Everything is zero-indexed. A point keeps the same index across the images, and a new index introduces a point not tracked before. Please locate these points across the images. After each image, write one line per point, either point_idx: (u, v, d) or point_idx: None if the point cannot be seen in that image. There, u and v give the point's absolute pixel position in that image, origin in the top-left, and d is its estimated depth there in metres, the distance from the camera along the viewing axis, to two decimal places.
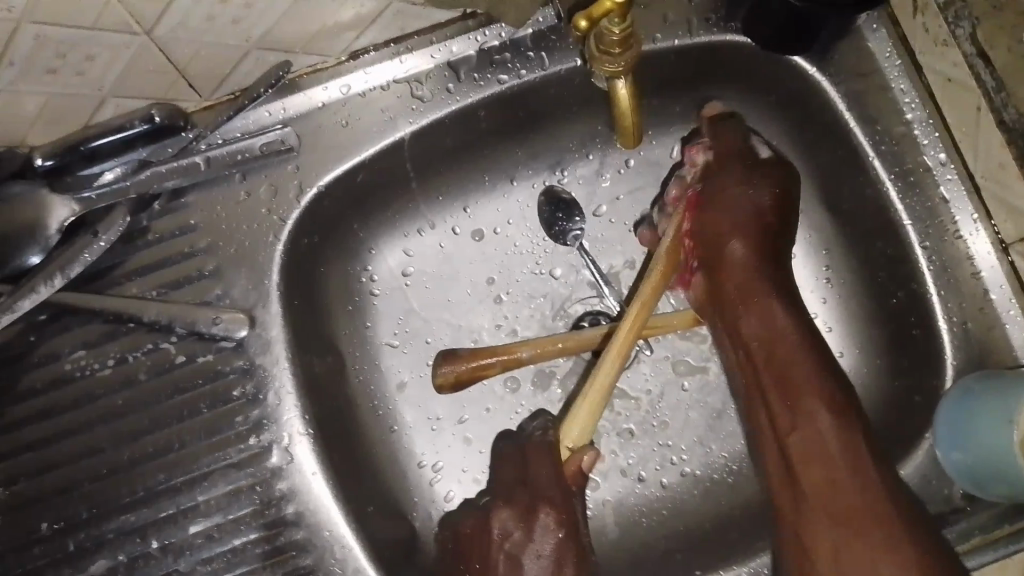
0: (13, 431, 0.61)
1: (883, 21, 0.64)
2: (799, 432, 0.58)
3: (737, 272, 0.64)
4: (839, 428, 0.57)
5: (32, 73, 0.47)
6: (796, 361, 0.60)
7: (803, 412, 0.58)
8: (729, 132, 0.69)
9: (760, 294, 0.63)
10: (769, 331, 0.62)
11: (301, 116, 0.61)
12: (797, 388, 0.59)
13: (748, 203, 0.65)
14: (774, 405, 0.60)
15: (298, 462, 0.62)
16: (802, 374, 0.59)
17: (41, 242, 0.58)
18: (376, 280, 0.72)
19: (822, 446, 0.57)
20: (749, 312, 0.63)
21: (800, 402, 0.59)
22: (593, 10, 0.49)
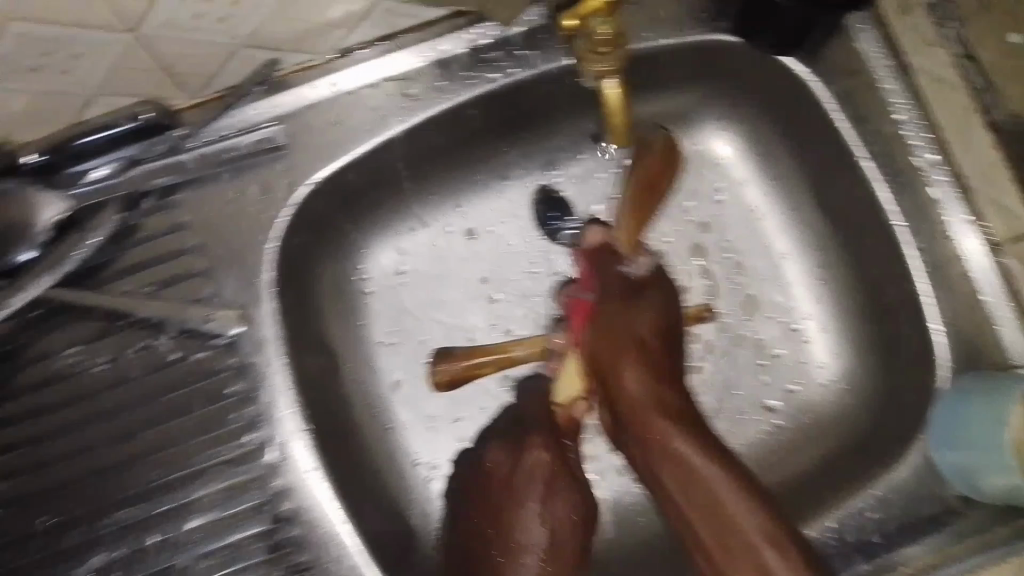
0: (10, 427, 0.61)
1: (873, 20, 0.64)
2: (715, 539, 0.56)
3: (635, 405, 0.60)
4: (752, 518, 0.55)
5: (18, 72, 0.48)
6: (708, 478, 0.57)
7: (714, 515, 0.56)
8: (605, 257, 0.67)
9: (656, 414, 0.60)
10: (669, 431, 0.59)
11: (291, 114, 0.61)
12: (708, 504, 0.56)
13: (645, 323, 0.62)
14: (689, 516, 0.57)
15: (293, 459, 0.63)
16: (673, 473, 0.58)
17: (32, 239, 0.57)
18: (369, 279, 0.72)
19: (744, 543, 0.55)
20: (654, 438, 0.59)
21: (717, 512, 0.56)
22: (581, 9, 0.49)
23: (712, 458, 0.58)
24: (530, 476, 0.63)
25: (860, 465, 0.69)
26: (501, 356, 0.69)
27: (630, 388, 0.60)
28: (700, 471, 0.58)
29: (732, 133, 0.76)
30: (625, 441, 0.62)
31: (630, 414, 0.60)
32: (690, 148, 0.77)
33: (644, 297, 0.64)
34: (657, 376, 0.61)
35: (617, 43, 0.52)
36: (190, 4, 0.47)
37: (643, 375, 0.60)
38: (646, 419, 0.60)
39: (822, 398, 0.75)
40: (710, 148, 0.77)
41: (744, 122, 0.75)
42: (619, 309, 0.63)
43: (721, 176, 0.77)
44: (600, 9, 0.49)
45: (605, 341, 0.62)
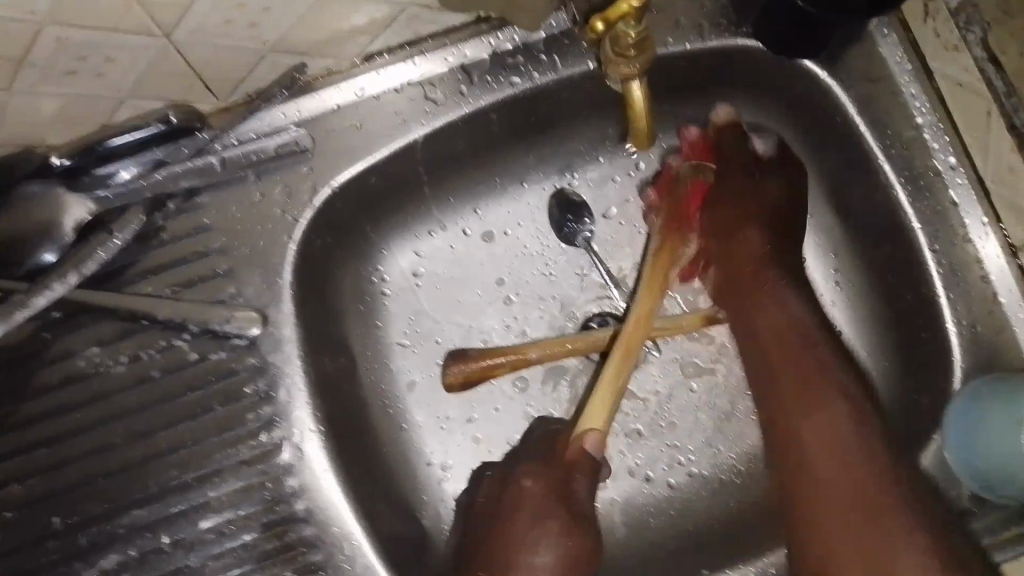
0: (32, 425, 0.61)
1: (894, 26, 0.64)
2: (813, 431, 0.62)
3: (760, 267, 0.69)
4: (858, 433, 0.61)
5: (51, 75, 0.48)
6: (828, 378, 0.63)
7: (803, 415, 0.63)
8: (730, 138, 0.71)
9: (777, 284, 0.68)
10: (777, 292, 0.68)
11: (314, 118, 0.62)
12: (815, 401, 0.63)
13: (756, 198, 0.70)
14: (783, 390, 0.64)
15: (308, 459, 0.63)
16: (815, 365, 0.64)
17: (57, 240, 0.58)
18: (387, 281, 0.73)
19: (847, 446, 0.60)
20: (754, 305, 0.68)
21: (816, 404, 0.62)
22: (610, 12, 0.50)
23: (834, 365, 0.64)
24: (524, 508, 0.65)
25: None
26: (516, 358, 0.70)
27: (751, 254, 0.70)
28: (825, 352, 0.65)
29: None
30: (761, 318, 0.68)
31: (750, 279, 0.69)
32: None
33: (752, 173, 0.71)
34: (763, 253, 0.70)
35: (645, 47, 0.52)
36: (220, 12, 0.48)
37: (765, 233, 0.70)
38: (747, 286, 0.69)
39: None
40: None
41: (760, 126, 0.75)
42: (744, 183, 0.71)
43: None
44: (629, 13, 0.50)
45: (725, 219, 0.71)
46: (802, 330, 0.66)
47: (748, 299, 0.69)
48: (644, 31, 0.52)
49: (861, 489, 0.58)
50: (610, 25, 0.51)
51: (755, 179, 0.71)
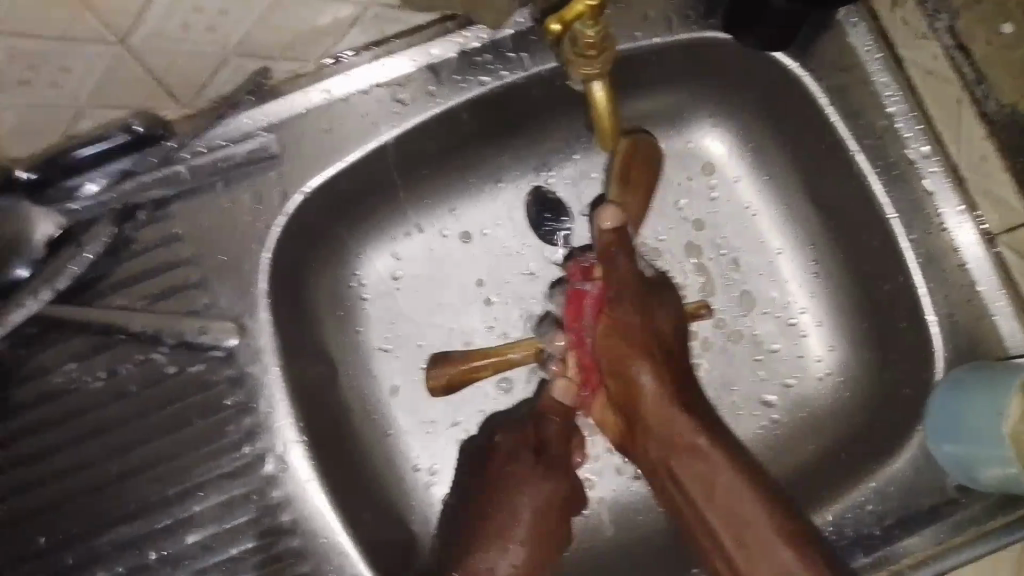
0: (11, 445, 0.61)
1: (862, 13, 0.64)
2: (752, 565, 0.57)
3: (643, 376, 0.60)
4: (730, 482, 0.59)
5: (7, 87, 0.48)
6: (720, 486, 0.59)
7: (750, 559, 0.57)
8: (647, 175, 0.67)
9: (631, 347, 0.60)
10: (632, 353, 0.60)
11: (282, 123, 0.61)
12: (747, 548, 0.57)
13: (637, 317, 0.61)
14: (725, 541, 0.58)
15: (291, 469, 0.61)
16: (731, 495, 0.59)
17: (28, 256, 0.58)
18: (365, 285, 0.72)
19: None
20: (661, 427, 0.60)
21: (741, 538, 0.58)
22: (566, 13, 0.49)
23: (672, 389, 0.61)
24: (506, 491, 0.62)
25: (864, 457, 0.69)
26: (500, 360, 0.69)
27: (643, 396, 0.60)
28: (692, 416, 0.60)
29: (722, 130, 0.76)
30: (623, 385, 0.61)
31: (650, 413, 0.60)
32: (681, 144, 0.77)
33: (634, 259, 0.63)
34: (681, 359, 0.63)
35: (605, 46, 0.51)
36: (177, 16, 0.47)
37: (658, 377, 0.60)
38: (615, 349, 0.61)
39: (819, 392, 0.75)
40: (701, 146, 0.76)
41: (733, 117, 0.75)
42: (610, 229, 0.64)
43: (713, 174, 0.77)
44: (585, 12, 0.49)
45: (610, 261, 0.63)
46: (638, 379, 0.60)
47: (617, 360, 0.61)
48: (603, 30, 0.51)
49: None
50: (566, 24, 0.49)
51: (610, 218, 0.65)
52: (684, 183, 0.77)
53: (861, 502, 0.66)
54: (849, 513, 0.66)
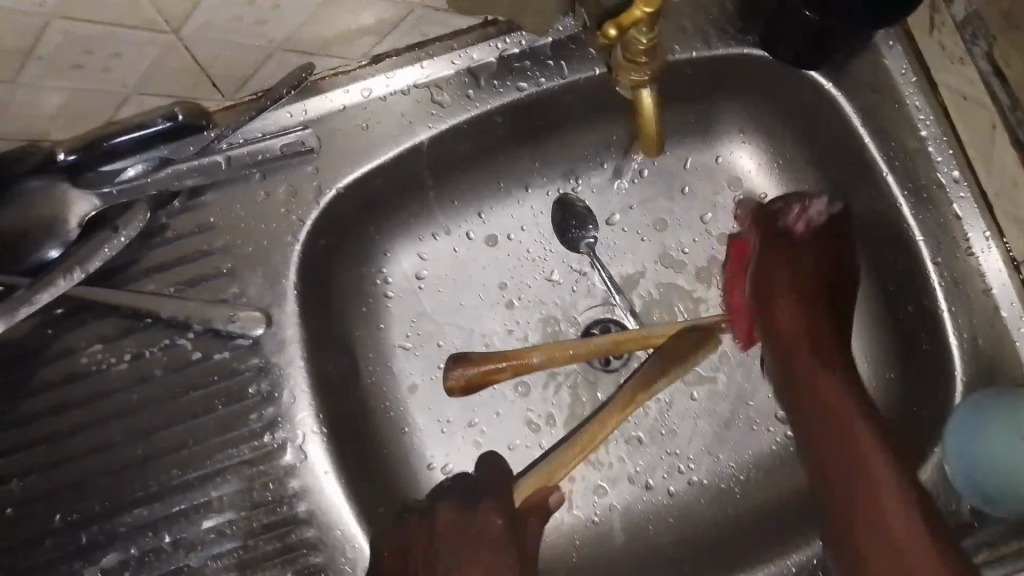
0: (31, 422, 0.61)
1: (899, 37, 0.65)
2: (851, 480, 0.61)
3: (826, 379, 0.66)
4: (890, 470, 0.60)
5: (58, 69, 0.49)
6: (873, 462, 0.61)
7: (853, 470, 0.61)
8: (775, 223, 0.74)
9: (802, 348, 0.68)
10: (809, 351, 0.68)
11: (319, 118, 0.62)
12: (864, 454, 0.61)
13: (818, 266, 0.71)
14: (831, 462, 0.63)
15: (309, 460, 0.62)
16: (835, 428, 0.64)
17: (60, 236, 0.59)
18: (390, 283, 0.73)
19: (867, 449, 0.62)
20: (828, 397, 0.65)
21: (863, 455, 0.61)
22: (623, 18, 0.48)
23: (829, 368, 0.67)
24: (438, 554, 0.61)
25: None
26: (519, 363, 0.69)
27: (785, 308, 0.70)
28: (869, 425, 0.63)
29: (753, 145, 0.76)
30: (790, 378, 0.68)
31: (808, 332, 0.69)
32: (712, 160, 0.77)
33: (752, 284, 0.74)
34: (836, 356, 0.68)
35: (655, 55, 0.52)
36: (229, 9, 0.48)
37: (818, 270, 0.71)
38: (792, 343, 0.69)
39: None
40: (731, 160, 0.77)
41: (765, 133, 0.75)
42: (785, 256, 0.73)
43: (741, 189, 0.77)
44: (642, 19, 0.48)
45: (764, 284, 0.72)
46: (830, 392, 0.65)
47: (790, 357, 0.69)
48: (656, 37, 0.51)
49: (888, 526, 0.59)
50: (622, 30, 0.49)
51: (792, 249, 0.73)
52: (711, 198, 0.77)
53: None
54: None
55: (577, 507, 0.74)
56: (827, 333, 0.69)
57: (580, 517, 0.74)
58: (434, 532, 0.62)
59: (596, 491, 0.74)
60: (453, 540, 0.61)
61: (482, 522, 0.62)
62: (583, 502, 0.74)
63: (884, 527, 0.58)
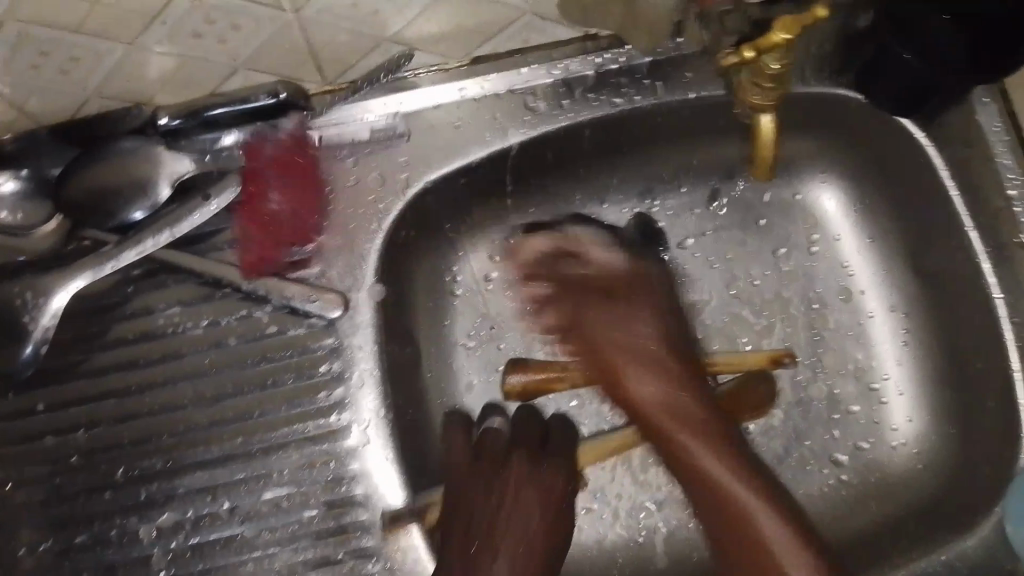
0: (103, 376, 0.63)
1: (995, 94, 0.64)
2: (730, 539, 0.59)
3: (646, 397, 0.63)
4: (769, 519, 0.58)
5: (178, 35, 0.51)
6: (751, 526, 0.58)
7: (739, 527, 0.59)
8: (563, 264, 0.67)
9: (657, 386, 0.63)
10: (672, 422, 0.62)
11: (415, 112, 0.64)
12: (742, 527, 0.59)
13: (625, 317, 0.64)
14: (721, 514, 0.60)
15: (372, 444, 0.61)
16: (696, 481, 0.62)
17: (149, 199, 0.60)
18: (459, 281, 0.73)
19: (713, 491, 0.60)
20: (693, 459, 0.62)
21: (735, 527, 0.59)
22: (761, 41, 0.50)
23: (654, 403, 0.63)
24: (511, 501, 0.60)
25: (936, 526, 0.66)
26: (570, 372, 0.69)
27: (649, 405, 0.63)
28: (738, 459, 0.61)
29: (836, 187, 0.76)
30: (669, 444, 0.63)
31: (675, 418, 0.62)
32: (790, 196, 0.77)
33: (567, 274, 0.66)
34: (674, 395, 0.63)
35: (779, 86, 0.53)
36: None
37: (661, 390, 0.63)
38: (657, 419, 0.63)
39: (898, 461, 0.73)
40: (811, 198, 0.77)
41: (848, 177, 0.75)
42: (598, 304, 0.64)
43: (818, 229, 0.77)
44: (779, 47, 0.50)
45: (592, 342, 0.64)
46: (686, 440, 0.62)
47: (659, 424, 0.63)
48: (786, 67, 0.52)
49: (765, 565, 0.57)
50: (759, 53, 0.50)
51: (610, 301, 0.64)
52: (786, 233, 0.77)
53: (927, 572, 0.63)
54: None
55: (622, 526, 0.73)
56: (677, 383, 0.63)
57: (624, 535, 0.73)
58: (504, 485, 0.60)
59: (641, 511, 0.73)
60: (526, 486, 0.60)
61: (555, 483, 0.62)
62: (628, 521, 0.73)
63: (769, 565, 0.57)
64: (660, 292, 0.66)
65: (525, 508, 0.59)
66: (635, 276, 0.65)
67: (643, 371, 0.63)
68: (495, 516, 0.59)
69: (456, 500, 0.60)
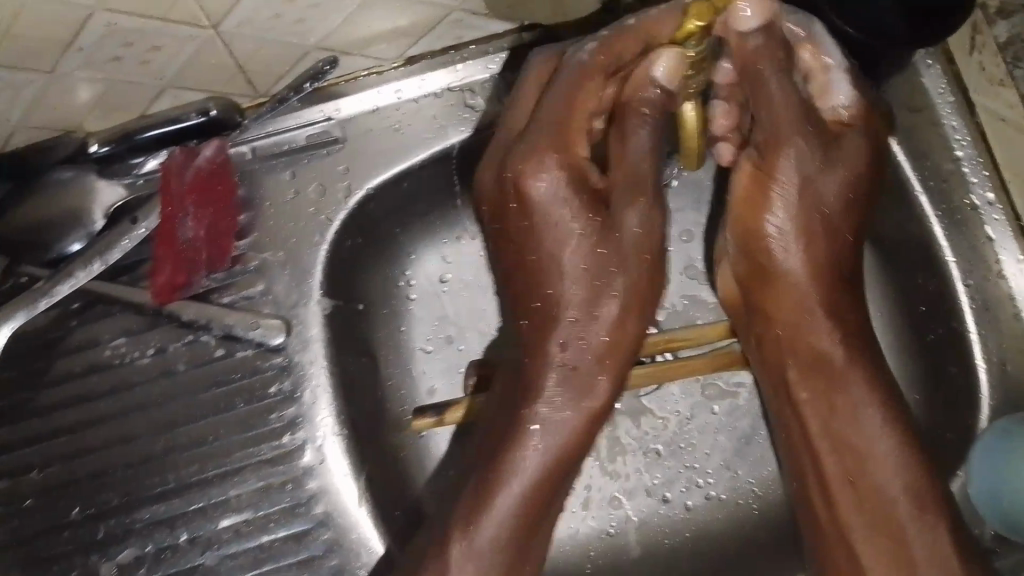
0: (53, 414, 0.62)
1: (938, 58, 0.65)
2: (818, 424, 0.55)
3: (798, 268, 0.54)
4: (873, 410, 0.54)
5: (97, 61, 0.49)
6: (845, 407, 0.54)
7: (841, 412, 0.55)
8: (774, 81, 0.52)
9: (807, 253, 0.54)
10: (823, 296, 0.55)
11: (351, 118, 0.62)
12: (847, 416, 0.54)
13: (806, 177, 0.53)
14: (835, 410, 0.55)
15: (328, 462, 0.60)
16: (838, 361, 0.55)
17: (85, 228, 0.59)
18: (413, 285, 0.70)
19: (844, 367, 0.55)
20: (813, 335, 0.55)
21: (834, 390, 0.55)
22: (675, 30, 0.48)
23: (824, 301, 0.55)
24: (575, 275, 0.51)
25: None
26: (636, 84, 0.52)
27: (798, 276, 0.54)
28: (853, 330, 0.55)
29: None
30: (777, 304, 0.56)
31: (792, 305, 0.55)
32: None
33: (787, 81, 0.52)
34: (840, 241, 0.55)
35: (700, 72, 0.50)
36: (270, 6, 0.48)
37: (810, 261, 0.54)
38: (782, 298, 0.55)
39: None
40: None
41: None
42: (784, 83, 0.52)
43: None
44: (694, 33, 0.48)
45: (754, 176, 0.54)
46: (802, 298, 0.55)
47: (762, 291, 0.56)
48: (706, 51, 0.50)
49: (862, 458, 0.54)
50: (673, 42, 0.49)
51: (804, 133, 0.52)
52: None
53: None
54: None
55: (592, 517, 0.73)
56: (834, 246, 0.54)
57: (593, 527, 0.73)
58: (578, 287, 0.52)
59: (612, 502, 0.73)
60: (579, 258, 0.51)
61: (637, 239, 0.52)
62: (599, 512, 0.73)
63: (868, 470, 0.54)
64: (803, 104, 0.53)
65: (599, 304, 0.52)
66: (797, 111, 0.52)
67: (790, 212, 0.54)
68: (557, 253, 0.51)
69: (534, 299, 0.53)
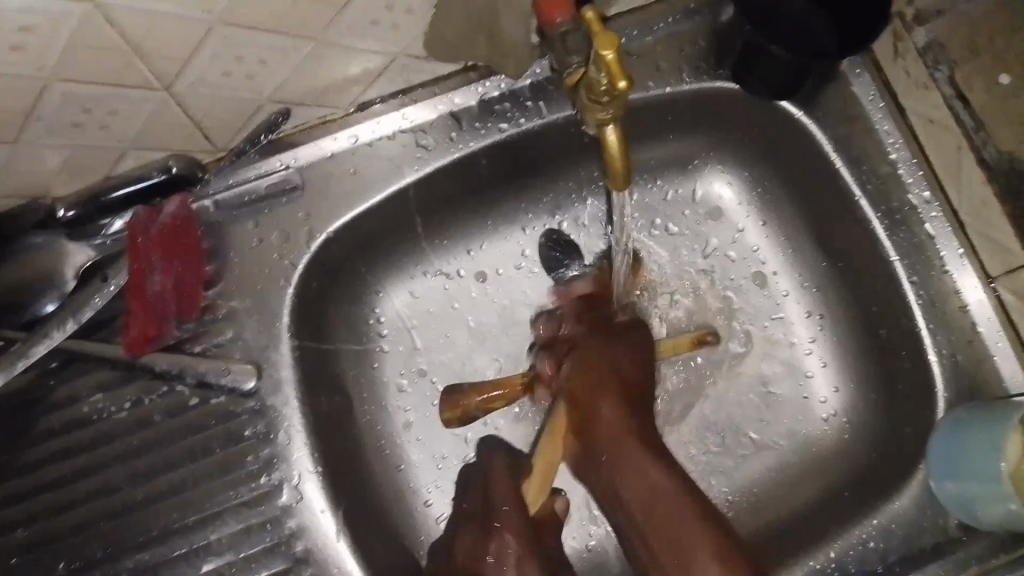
0: (36, 471, 0.63)
1: (867, 66, 0.68)
2: (671, 546, 0.56)
3: (605, 423, 0.61)
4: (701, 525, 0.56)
5: (59, 128, 0.51)
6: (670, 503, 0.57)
7: (617, 480, 0.60)
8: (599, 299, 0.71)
9: (610, 396, 0.62)
10: (635, 439, 0.61)
11: (310, 165, 0.65)
12: (624, 453, 0.60)
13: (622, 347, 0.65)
14: (645, 526, 0.58)
15: (307, 500, 0.62)
16: (641, 490, 0.59)
17: (59, 288, 0.62)
18: (382, 321, 0.74)
19: (607, 422, 0.61)
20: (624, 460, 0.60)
21: (617, 448, 0.60)
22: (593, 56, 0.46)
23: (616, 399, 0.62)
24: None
25: (867, 495, 0.69)
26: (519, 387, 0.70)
27: (604, 409, 0.62)
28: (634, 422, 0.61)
29: (730, 178, 0.78)
30: (602, 458, 0.61)
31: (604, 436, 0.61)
32: (690, 193, 0.79)
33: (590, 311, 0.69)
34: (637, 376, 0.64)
35: (620, 96, 0.48)
36: (219, 65, 0.51)
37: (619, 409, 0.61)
38: (579, 404, 0.63)
39: (824, 434, 0.76)
40: (709, 192, 0.79)
41: (742, 168, 0.77)
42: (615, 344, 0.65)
43: (719, 219, 0.79)
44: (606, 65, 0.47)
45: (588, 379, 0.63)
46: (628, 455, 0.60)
47: (601, 448, 0.61)
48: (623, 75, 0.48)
49: (654, 498, 0.58)
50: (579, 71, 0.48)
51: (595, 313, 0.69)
52: (692, 228, 0.79)
53: (864, 539, 0.66)
54: (853, 549, 0.66)
55: (573, 536, 0.74)
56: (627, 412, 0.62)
57: (574, 547, 0.74)
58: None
59: (593, 520, 0.74)
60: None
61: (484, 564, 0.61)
62: (578, 531, 0.74)
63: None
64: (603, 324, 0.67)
65: None
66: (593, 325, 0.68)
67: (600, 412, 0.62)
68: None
69: None
